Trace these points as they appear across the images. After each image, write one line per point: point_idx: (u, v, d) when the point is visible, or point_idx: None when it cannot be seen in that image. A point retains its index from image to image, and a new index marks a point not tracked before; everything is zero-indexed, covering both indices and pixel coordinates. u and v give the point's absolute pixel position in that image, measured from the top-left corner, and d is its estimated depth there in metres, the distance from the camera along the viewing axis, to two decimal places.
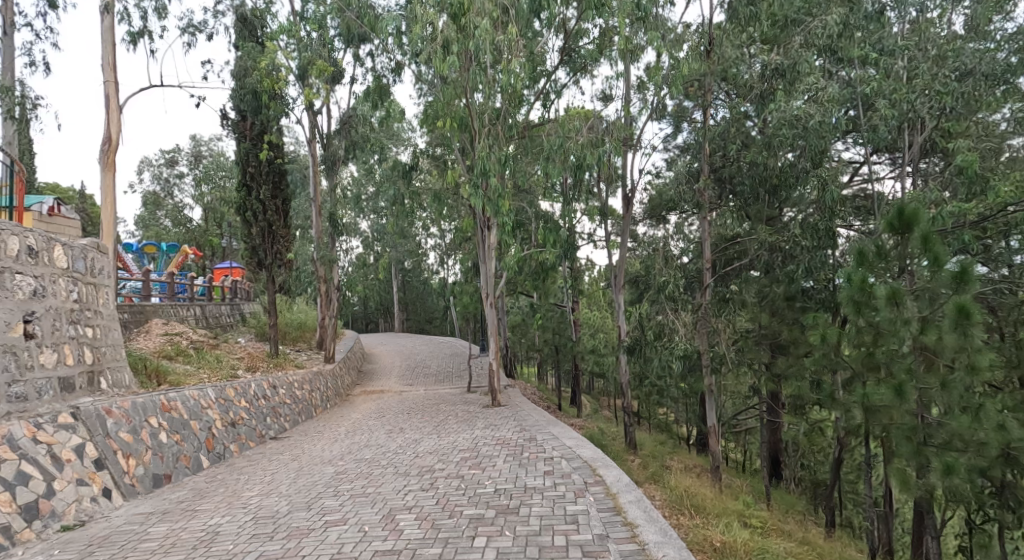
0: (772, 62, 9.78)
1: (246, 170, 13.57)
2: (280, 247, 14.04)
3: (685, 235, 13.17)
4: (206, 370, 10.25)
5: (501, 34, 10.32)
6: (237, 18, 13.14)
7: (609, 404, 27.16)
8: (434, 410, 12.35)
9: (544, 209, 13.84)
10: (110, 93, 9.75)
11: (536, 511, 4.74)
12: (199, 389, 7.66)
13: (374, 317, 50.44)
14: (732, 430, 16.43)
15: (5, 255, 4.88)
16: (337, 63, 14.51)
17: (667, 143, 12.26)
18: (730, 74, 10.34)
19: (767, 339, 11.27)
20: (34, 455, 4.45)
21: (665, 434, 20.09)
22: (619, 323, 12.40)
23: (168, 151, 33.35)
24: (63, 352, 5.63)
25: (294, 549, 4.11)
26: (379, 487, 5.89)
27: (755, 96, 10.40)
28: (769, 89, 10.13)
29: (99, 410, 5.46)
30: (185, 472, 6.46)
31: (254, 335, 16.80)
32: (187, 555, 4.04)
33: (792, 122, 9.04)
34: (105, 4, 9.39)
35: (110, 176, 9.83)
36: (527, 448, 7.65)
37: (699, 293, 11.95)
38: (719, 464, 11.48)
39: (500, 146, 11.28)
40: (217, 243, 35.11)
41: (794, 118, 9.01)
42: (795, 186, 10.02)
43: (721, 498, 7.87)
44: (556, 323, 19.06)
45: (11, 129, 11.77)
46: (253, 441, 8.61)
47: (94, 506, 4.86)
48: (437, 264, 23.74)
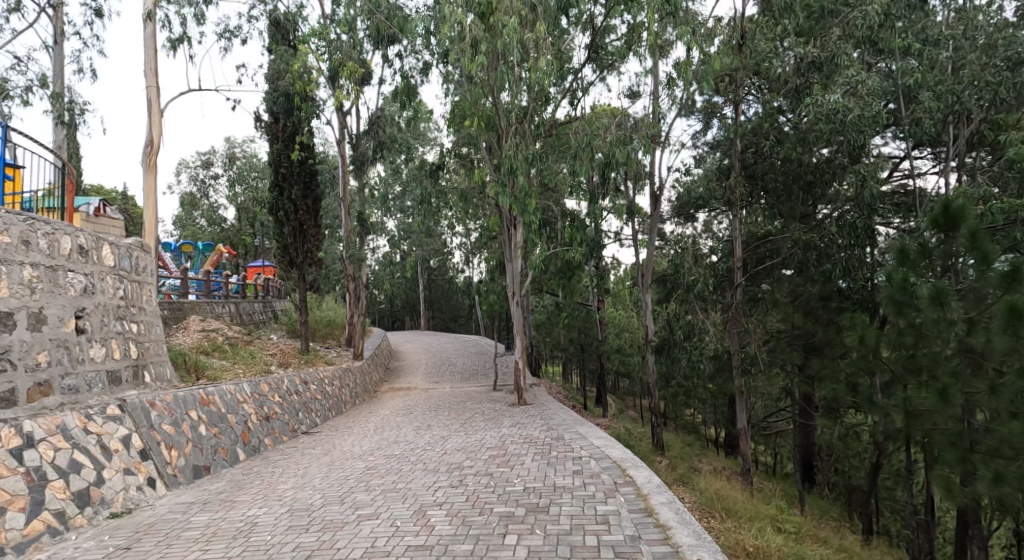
0: (808, 56, 9.68)
1: (279, 170, 13.88)
2: (311, 246, 14.32)
3: (714, 233, 12.89)
4: (241, 365, 10.53)
5: (529, 33, 10.33)
6: (271, 23, 13.34)
7: (635, 405, 26.84)
8: (461, 407, 12.43)
9: (570, 208, 13.85)
10: (152, 98, 10.09)
11: (567, 510, 4.72)
12: (235, 384, 7.88)
13: (399, 315, 50.89)
14: (762, 432, 16.02)
15: (59, 254, 5.11)
16: (366, 64, 14.73)
17: (696, 140, 12.06)
18: (763, 69, 10.21)
19: (800, 339, 10.97)
20: (86, 445, 4.63)
21: (693, 436, 19.73)
22: (646, 323, 12.31)
23: (204, 153, 34.27)
24: (110, 346, 5.85)
25: (330, 542, 4.19)
26: (410, 483, 5.96)
27: (790, 90, 10.28)
28: (806, 83, 10.03)
29: (145, 402, 5.66)
30: (223, 465, 6.66)
31: (285, 332, 17.22)
32: (227, 545, 4.16)
33: (829, 116, 8.83)
34: (148, 12, 9.70)
35: (151, 177, 10.17)
36: (555, 447, 7.64)
37: (729, 293, 11.65)
38: (751, 468, 11.22)
39: (527, 145, 11.30)
40: (249, 243, 35.91)
41: (831, 112, 8.72)
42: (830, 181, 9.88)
43: (754, 502, 7.73)
44: (583, 321, 18.99)
45: (60, 134, 12.28)
46: (286, 435, 8.81)
47: (140, 495, 5.05)
48: (462, 263, 23.87)
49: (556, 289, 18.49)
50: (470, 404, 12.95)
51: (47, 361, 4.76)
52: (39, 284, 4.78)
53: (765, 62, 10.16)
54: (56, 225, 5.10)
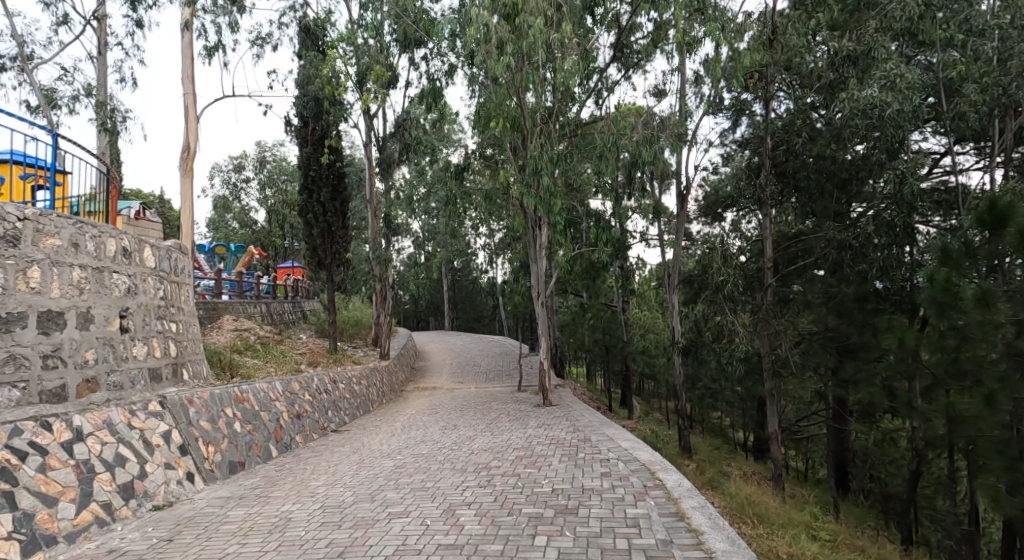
0: (843, 50, 9.42)
1: (308, 173, 14.17)
2: (340, 248, 14.57)
3: (741, 232, 12.62)
4: (272, 363, 10.78)
5: (555, 33, 10.34)
6: (301, 29, 13.62)
7: (660, 408, 26.61)
8: (487, 408, 12.47)
9: (594, 208, 13.82)
10: (188, 104, 10.39)
11: (596, 513, 4.71)
12: (268, 382, 8.07)
13: (424, 315, 51.43)
14: (793, 437, 15.67)
15: (105, 255, 5.29)
16: (393, 68, 14.94)
17: (724, 138, 11.91)
18: (795, 64, 10.10)
19: (834, 341, 10.73)
20: (129, 439, 4.80)
21: (721, 440, 19.42)
22: (673, 324, 12.22)
23: (236, 157, 35.08)
24: (151, 345, 6.04)
25: (361, 539, 4.25)
26: (437, 482, 6.02)
27: (824, 86, 10.07)
28: (840, 78, 9.80)
29: (183, 399, 5.83)
30: (257, 461, 6.82)
31: (314, 332, 17.56)
32: (263, 539, 4.26)
33: (866, 111, 8.64)
34: (185, 21, 9.99)
35: (188, 181, 10.48)
36: (582, 449, 7.59)
37: (760, 294, 11.50)
38: (783, 473, 10.99)
39: (552, 145, 11.32)
40: (279, 244, 36.64)
41: (868, 107, 8.54)
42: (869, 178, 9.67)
43: (788, 509, 7.59)
44: (608, 321, 18.87)
45: (102, 140, 12.72)
46: (316, 433, 8.98)
47: (180, 488, 5.20)
48: (486, 263, 23.95)
49: (581, 289, 18.46)
50: (496, 404, 13.01)
51: (94, 358, 4.94)
52: (86, 284, 4.96)
53: (796, 57, 10.02)
54: (101, 228, 5.29)
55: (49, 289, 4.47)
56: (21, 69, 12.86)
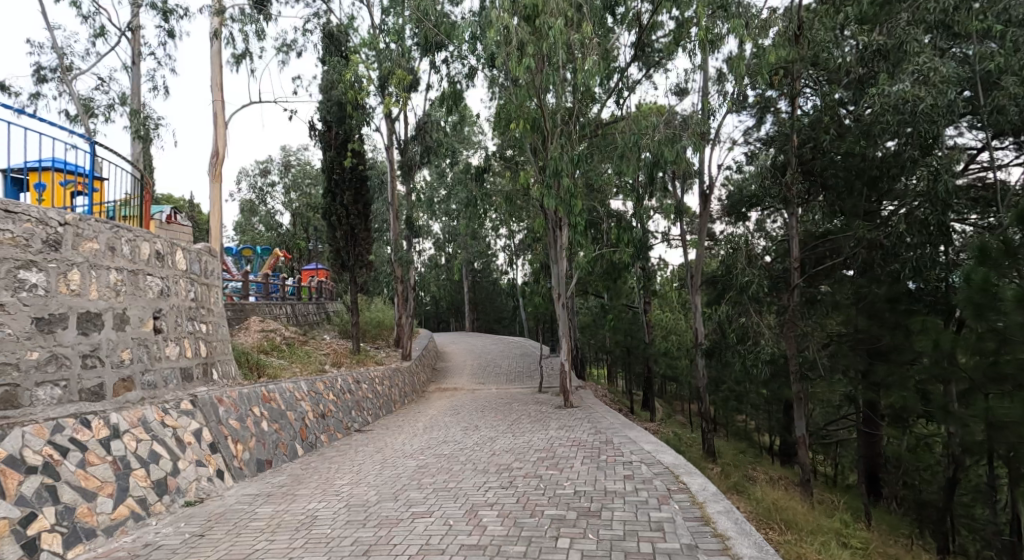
0: (873, 44, 9.21)
1: (331, 177, 14.39)
2: (362, 249, 14.75)
3: (766, 232, 12.43)
4: (297, 364, 10.95)
5: (575, 33, 10.35)
6: (324, 35, 13.86)
7: (683, 410, 26.35)
8: (508, 409, 12.51)
9: (615, 209, 13.75)
10: (217, 111, 10.65)
11: (619, 516, 4.71)
12: (294, 382, 8.23)
13: (445, 316, 51.74)
14: (821, 441, 15.34)
15: (139, 258, 5.47)
16: (414, 71, 15.10)
17: (748, 136, 11.77)
18: (821, 59, 9.98)
19: (864, 343, 10.49)
20: (163, 437, 4.96)
21: (745, 444, 19.12)
22: (696, 325, 12.10)
23: (262, 162, 35.79)
24: (183, 345, 6.22)
25: (385, 538, 4.32)
26: (460, 482, 6.08)
27: (853, 81, 9.98)
28: (870, 72, 9.69)
29: (213, 398, 5.99)
30: (283, 459, 6.96)
31: (337, 333, 17.81)
32: (290, 537, 4.37)
33: (897, 107, 8.38)
34: (214, 31, 10.25)
35: (217, 186, 10.74)
36: (604, 451, 7.58)
37: (787, 294, 11.44)
38: (811, 478, 10.78)
39: (572, 146, 11.31)
40: (303, 247, 37.24)
41: (900, 103, 8.27)
42: (900, 176, 9.46)
43: (816, 515, 7.45)
44: (629, 322, 18.74)
45: (135, 146, 13.11)
46: (340, 433, 9.12)
47: (210, 485, 5.35)
48: (507, 264, 23.99)
49: (602, 289, 18.38)
50: (517, 406, 13.03)
51: (130, 358, 5.11)
52: (122, 287, 5.13)
53: (824, 51, 9.87)
54: (135, 232, 5.46)
55: (88, 291, 4.64)
56: (60, 79, 13.35)
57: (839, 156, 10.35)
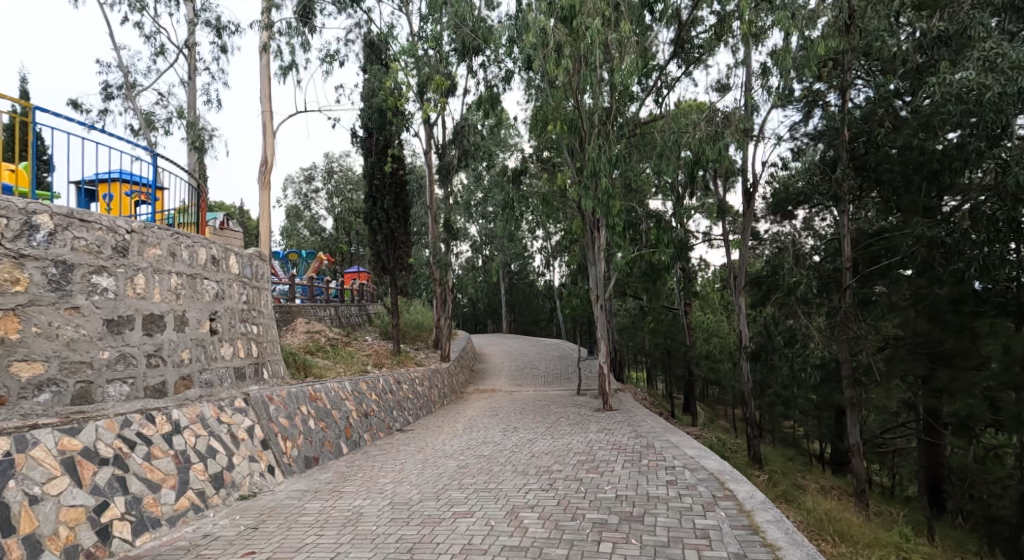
0: (933, 30, 8.78)
1: (372, 182, 14.78)
2: (402, 252, 15.04)
3: (815, 231, 12.01)
4: (340, 364, 11.29)
5: (613, 33, 10.32)
6: (365, 44, 14.21)
7: (726, 415, 25.74)
8: (546, 410, 12.54)
9: (654, 209, 13.59)
10: (266, 121, 11.09)
11: (663, 521, 4.68)
12: (338, 382, 8.47)
13: (482, 318, 52.09)
14: (876, 450, 14.72)
15: (197, 263, 5.76)
16: (452, 77, 15.32)
17: (795, 131, 11.46)
18: (874, 49, 9.63)
19: (923, 347, 10.04)
20: (219, 432, 5.21)
21: (794, 451, 18.51)
22: (740, 327, 11.85)
23: (306, 169, 36.89)
24: (236, 346, 6.51)
25: (428, 536, 4.43)
26: (499, 484, 6.14)
27: (910, 70, 9.49)
28: (929, 61, 9.15)
29: (264, 397, 6.24)
30: (329, 457, 7.19)
31: (378, 335, 18.20)
32: (339, 531, 4.53)
33: (961, 96, 7.96)
34: (263, 44, 10.67)
35: (266, 193, 11.17)
36: (646, 455, 7.53)
37: (838, 296, 11.03)
38: (866, 488, 10.38)
39: (610, 146, 11.25)
40: (346, 250, 38.17)
41: (963, 91, 7.87)
42: (963, 169, 9.16)
43: (872, 527, 7.18)
44: (670, 324, 18.46)
45: (191, 156, 13.77)
46: (382, 432, 9.33)
47: (262, 480, 5.58)
48: (544, 266, 24.00)
49: (641, 291, 18.20)
50: (556, 408, 13.05)
51: (189, 357, 5.39)
52: (182, 290, 5.42)
53: (877, 41, 9.56)
54: (194, 238, 5.75)
55: (152, 294, 4.93)
56: (123, 95, 14.15)
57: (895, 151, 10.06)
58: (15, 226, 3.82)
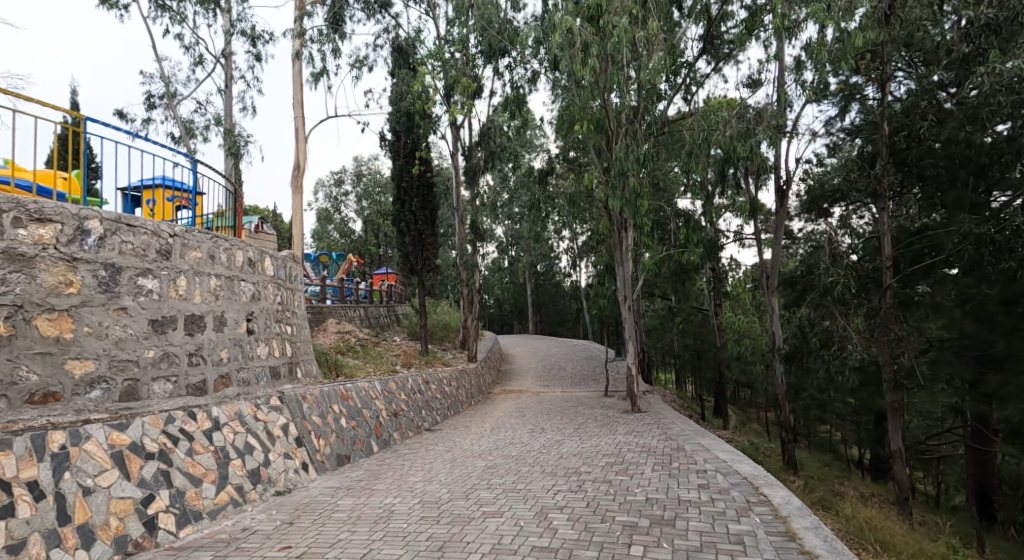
0: (980, 18, 8.43)
1: (400, 185, 14.99)
2: (429, 254, 15.17)
3: (852, 228, 11.53)
4: (370, 364, 11.49)
5: (641, 31, 10.26)
6: (393, 49, 14.43)
7: (758, 418, 25.25)
8: (574, 412, 12.50)
9: (683, 209, 13.44)
10: (298, 127, 11.35)
11: (695, 526, 4.64)
12: (369, 381, 8.62)
13: (509, 319, 52.21)
14: (918, 456, 14.22)
15: (234, 265, 5.94)
16: (479, 79, 15.44)
17: (830, 126, 11.21)
18: (916, 39, 9.50)
19: (970, 350, 9.66)
20: (255, 429, 5.37)
21: (829, 456, 18.04)
22: (772, 328, 11.62)
23: (336, 172, 37.59)
24: (272, 346, 6.68)
25: (459, 535, 4.49)
26: (528, 484, 6.16)
27: (955, 61, 8.99)
28: (976, 50, 8.74)
29: (298, 395, 6.40)
30: (360, 454, 7.32)
31: (407, 335, 18.41)
32: (371, 528, 4.62)
33: (1011, 86, 7.73)
34: (295, 52, 10.92)
35: (298, 197, 11.43)
36: (676, 458, 7.46)
37: (878, 296, 10.73)
38: (908, 496, 10.05)
39: (638, 145, 11.16)
40: (374, 252, 38.74)
41: (1015, 80, 7.68)
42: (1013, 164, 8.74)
43: (913, 536, 6.96)
44: (699, 326, 18.20)
45: (227, 161, 14.18)
46: (411, 431, 9.46)
47: (297, 477, 5.72)
48: (570, 266, 23.95)
49: (669, 291, 18.02)
50: (584, 409, 13.02)
51: (227, 356, 5.57)
52: (221, 291, 5.61)
53: (919, 30, 9.43)
54: (231, 242, 5.94)
55: (193, 295, 5.12)
56: (163, 103, 14.65)
57: (939, 144, 9.59)
58: (68, 231, 4.01)
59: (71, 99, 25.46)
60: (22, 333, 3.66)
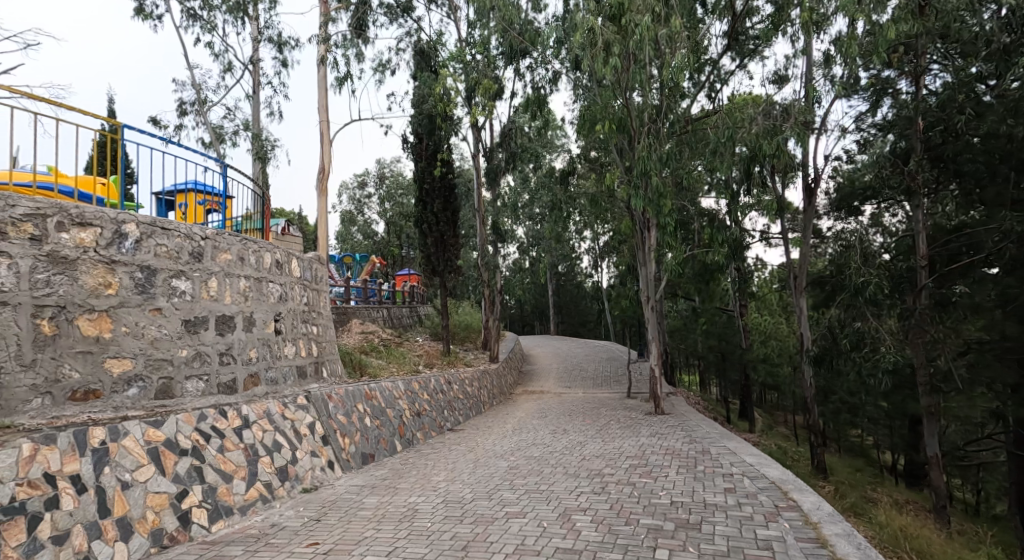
0: None
1: (422, 187, 15.14)
2: (451, 255, 15.25)
3: (884, 227, 11.43)
4: (393, 364, 11.62)
5: (664, 28, 10.19)
6: (415, 52, 14.57)
7: (784, 421, 24.80)
8: (596, 413, 12.44)
9: (706, 208, 13.30)
10: (324, 131, 11.54)
11: (722, 530, 4.60)
12: (392, 381, 8.72)
13: (529, 320, 52.19)
14: (954, 462, 13.79)
15: (262, 267, 6.08)
16: (500, 80, 15.50)
17: (861, 122, 10.97)
18: (952, 30, 9.23)
19: (1011, 353, 9.34)
20: (283, 427, 5.48)
21: (860, 461, 17.61)
22: (801, 329, 11.40)
23: (359, 175, 38.07)
24: (298, 345, 6.81)
25: (482, 535, 4.53)
26: (551, 486, 6.17)
27: (995, 51, 8.76)
28: (1018, 40, 8.46)
29: (324, 395, 6.51)
30: (384, 453, 7.42)
31: (429, 336, 18.54)
32: (396, 526, 4.69)
33: None
34: (320, 57, 11.12)
35: (323, 199, 11.63)
36: (701, 461, 7.38)
37: (912, 296, 10.46)
38: (945, 503, 9.75)
39: (660, 144, 11.07)
40: (397, 253, 39.10)
41: None
42: None
43: (949, 544, 6.77)
44: (723, 326, 17.96)
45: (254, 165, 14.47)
46: (434, 431, 9.54)
47: (323, 474, 5.83)
48: (591, 267, 23.86)
49: (693, 292, 17.83)
50: (606, 410, 12.95)
51: (256, 356, 5.70)
52: (250, 292, 5.74)
53: (957, 21, 9.15)
54: (260, 244, 6.08)
55: (223, 296, 5.25)
56: (193, 108, 15.02)
57: (977, 139, 9.37)
58: (107, 235, 4.16)
59: (108, 107, 26.28)
60: (65, 333, 3.81)
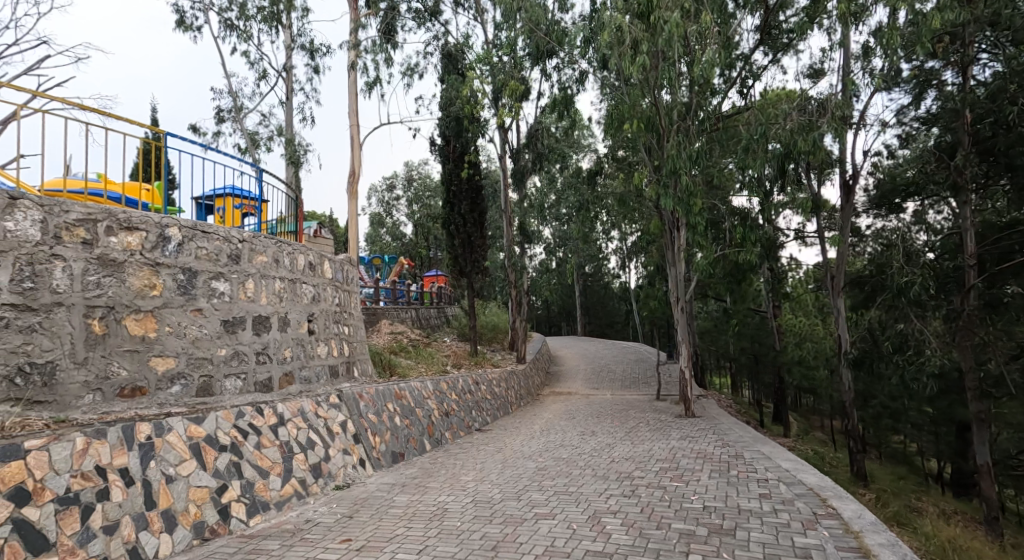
0: None
1: (450, 188, 15.26)
2: (479, 255, 15.32)
3: (927, 223, 11.00)
4: (422, 364, 11.74)
5: (693, 25, 10.07)
6: (443, 55, 14.72)
7: (819, 425, 24.17)
8: (625, 415, 12.34)
9: (737, 206, 13.08)
10: (354, 135, 11.74)
11: (757, 537, 4.53)
12: (421, 381, 8.82)
13: (556, 321, 52.04)
14: (1001, 470, 13.23)
15: (296, 268, 6.22)
16: (527, 81, 15.53)
17: (903, 116, 10.65)
18: (1002, 17, 8.90)
19: None
20: (316, 425, 5.61)
21: (901, 468, 17.03)
22: (837, 331, 11.10)
23: (388, 177, 38.56)
24: (331, 345, 6.95)
25: (511, 535, 4.55)
26: (580, 487, 6.17)
27: None
28: None
29: (355, 394, 6.63)
30: (414, 452, 7.52)
31: (457, 336, 18.66)
32: (426, 525, 4.76)
33: None
34: (351, 63, 11.32)
35: (354, 201, 11.83)
36: (733, 465, 7.26)
37: (958, 296, 10.11)
38: (996, 513, 9.41)
39: (690, 142, 10.92)
40: (424, 255, 39.46)
41: None
42: None
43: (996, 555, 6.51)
44: (755, 328, 17.61)
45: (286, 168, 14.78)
46: (462, 430, 9.61)
47: (354, 472, 5.94)
48: (619, 267, 23.67)
49: (724, 292, 17.54)
50: (635, 412, 12.84)
51: (290, 355, 5.86)
52: (284, 293, 5.88)
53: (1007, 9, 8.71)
54: (294, 246, 6.23)
55: (259, 297, 5.39)
56: (229, 114, 15.43)
57: None
58: (152, 238, 4.34)
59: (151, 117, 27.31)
60: (113, 333, 3.98)
